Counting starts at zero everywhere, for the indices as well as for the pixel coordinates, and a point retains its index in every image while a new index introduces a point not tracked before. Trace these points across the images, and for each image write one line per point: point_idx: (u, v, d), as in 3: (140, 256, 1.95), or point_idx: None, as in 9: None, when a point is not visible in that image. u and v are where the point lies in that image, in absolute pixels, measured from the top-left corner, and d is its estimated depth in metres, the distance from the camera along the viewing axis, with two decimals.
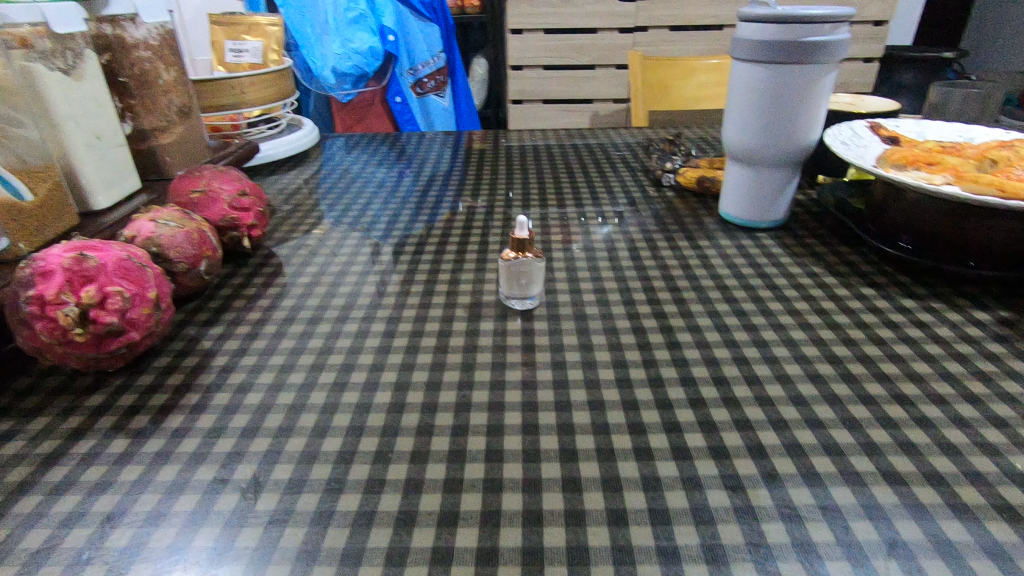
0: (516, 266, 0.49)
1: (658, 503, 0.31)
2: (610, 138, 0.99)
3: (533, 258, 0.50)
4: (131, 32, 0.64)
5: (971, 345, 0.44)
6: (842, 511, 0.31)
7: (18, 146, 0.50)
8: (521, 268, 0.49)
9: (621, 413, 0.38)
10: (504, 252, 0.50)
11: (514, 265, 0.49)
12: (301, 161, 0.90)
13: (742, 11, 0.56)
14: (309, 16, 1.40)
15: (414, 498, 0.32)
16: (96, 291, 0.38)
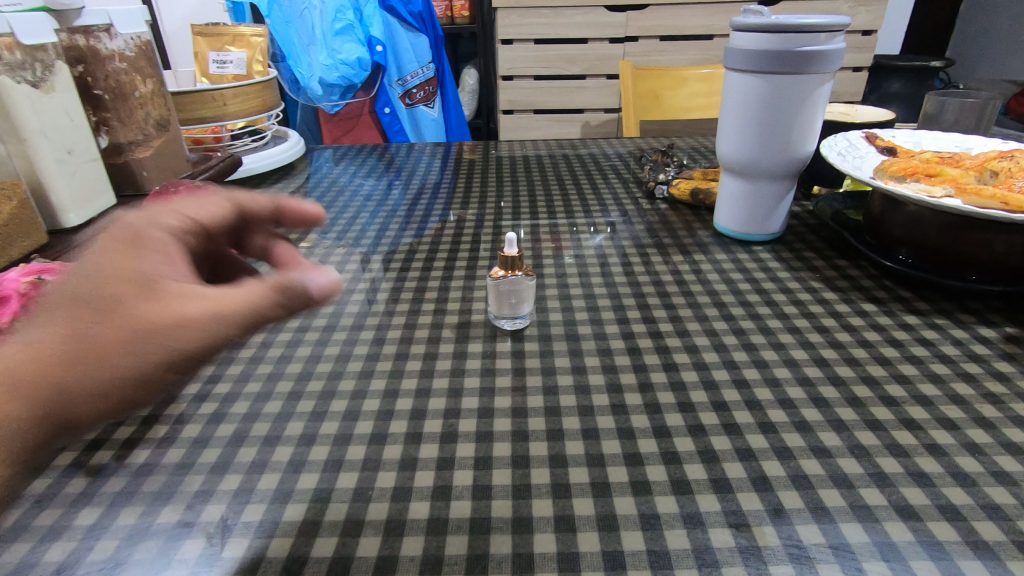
0: (508, 284, 0.47)
1: (657, 545, 0.29)
2: (601, 148, 0.97)
3: (524, 276, 0.48)
4: (105, 43, 0.62)
5: (978, 365, 0.42)
6: (855, 551, 0.29)
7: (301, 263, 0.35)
8: (513, 286, 0.47)
9: (617, 443, 0.36)
10: (493, 271, 0.48)
11: (506, 284, 0.47)
12: (286, 174, 0.88)
13: (735, 21, 0.55)
14: (295, 24, 1.38)
15: (395, 541, 0.30)
16: None
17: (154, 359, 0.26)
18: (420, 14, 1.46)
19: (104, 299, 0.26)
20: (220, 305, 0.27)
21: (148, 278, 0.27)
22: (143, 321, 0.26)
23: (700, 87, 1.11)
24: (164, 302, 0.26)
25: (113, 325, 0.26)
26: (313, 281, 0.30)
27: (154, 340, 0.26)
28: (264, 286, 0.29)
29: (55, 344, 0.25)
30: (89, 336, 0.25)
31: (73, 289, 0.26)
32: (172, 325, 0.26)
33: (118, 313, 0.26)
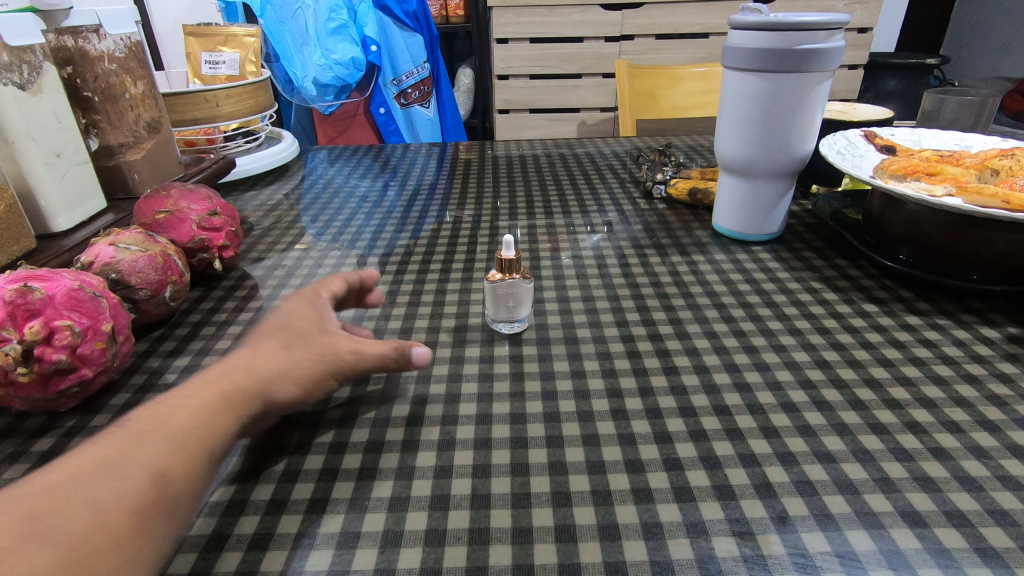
0: (505, 287, 0.46)
1: (660, 554, 0.29)
2: (598, 147, 0.97)
3: (522, 279, 0.47)
4: (94, 43, 0.61)
5: (982, 366, 0.42)
6: (861, 559, 0.28)
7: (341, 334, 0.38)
8: (510, 289, 0.46)
9: (618, 449, 0.35)
10: (491, 273, 0.47)
11: (503, 287, 0.46)
12: (280, 176, 0.87)
13: (733, 19, 0.54)
14: (288, 25, 1.36)
15: (392, 554, 0.29)
16: (42, 326, 0.35)
17: (320, 373, 0.37)
18: (415, 14, 1.45)
19: (302, 334, 0.38)
20: (365, 349, 0.38)
21: (325, 328, 0.39)
22: (323, 349, 0.38)
23: (697, 86, 1.11)
24: (336, 340, 0.39)
25: (309, 350, 0.37)
26: (415, 352, 0.39)
27: (328, 363, 0.37)
28: (386, 345, 0.39)
29: (270, 361, 0.36)
30: (293, 356, 0.37)
31: (276, 330, 0.38)
32: (337, 356, 0.38)
33: (314, 343, 0.38)
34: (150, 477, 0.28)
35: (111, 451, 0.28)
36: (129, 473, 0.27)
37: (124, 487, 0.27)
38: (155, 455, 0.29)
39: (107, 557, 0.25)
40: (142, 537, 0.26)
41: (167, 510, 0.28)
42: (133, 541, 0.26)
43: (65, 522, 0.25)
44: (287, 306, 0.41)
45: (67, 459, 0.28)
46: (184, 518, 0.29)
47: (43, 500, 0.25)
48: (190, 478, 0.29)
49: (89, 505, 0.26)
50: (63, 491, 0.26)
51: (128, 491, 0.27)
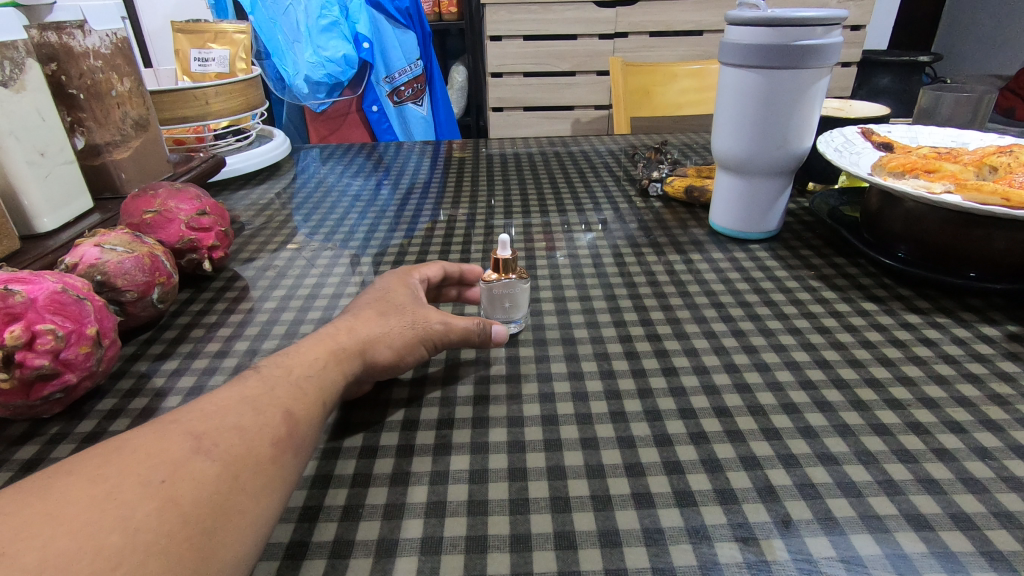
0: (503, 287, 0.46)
1: (662, 561, 0.28)
2: (593, 145, 0.96)
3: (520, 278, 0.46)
4: (79, 39, 0.59)
5: (983, 365, 0.41)
6: (867, 564, 0.28)
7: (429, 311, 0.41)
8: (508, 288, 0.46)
9: (617, 452, 0.34)
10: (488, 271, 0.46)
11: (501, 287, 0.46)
12: (271, 174, 0.86)
13: (730, 15, 0.54)
14: (279, 22, 1.35)
15: (387, 563, 0.28)
16: (23, 331, 0.34)
17: (415, 341, 0.40)
18: (408, 10, 1.44)
19: (397, 306, 0.41)
20: (452, 323, 0.41)
21: (417, 301, 0.42)
22: (416, 319, 0.40)
23: (691, 83, 1.10)
24: (426, 312, 0.41)
25: (403, 317, 0.40)
26: (494, 329, 0.42)
27: (422, 330, 0.40)
28: (469, 320, 0.42)
29: (372, 326, 0.39)
30: (390, 323, 0.40)
31: (377, 300, 0.42)
32: (427, 325, 0.40)
33: (406, 313, 0.41)
34: (281, 414, 0.31)
35: (248, 392, 0.32)
36: (262, 410, 0.31)
37: (259, 419, 0.30)
38: (282, 398, 0.32)
39: (256, 475, 0.27)
40: (279, 463, 0.29)
41: (296, 445, 0.30)
42: (273, 464, 0.28)
43: (224, 439, 0.28)
44: (387, 282, 0.44)
45: (212, 396, 0.31)
46: (307, 453, 0.31)
47: (201, 424, 0.28)
48: (311, 418, 0.32)
49: (236, 433, 0.29)
50: (216, 419, 0.29)
51: (263, 423, 0.30)
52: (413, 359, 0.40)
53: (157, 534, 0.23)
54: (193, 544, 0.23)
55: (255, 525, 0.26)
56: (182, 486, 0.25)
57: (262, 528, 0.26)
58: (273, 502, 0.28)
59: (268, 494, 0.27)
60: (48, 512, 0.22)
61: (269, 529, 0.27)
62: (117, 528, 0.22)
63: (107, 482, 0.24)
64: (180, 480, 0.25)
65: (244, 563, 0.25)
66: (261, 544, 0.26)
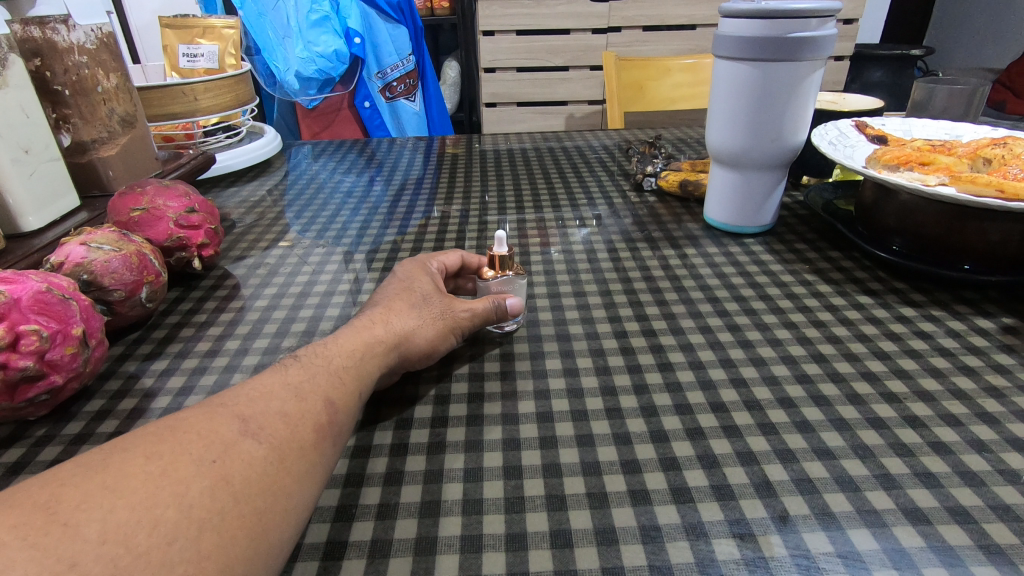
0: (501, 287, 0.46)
1: (659, 559, 0.28)
2: (587, 140, 0.96)
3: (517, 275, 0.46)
4: (63, 34, 0.58)
5: (978, 358, 0.41)
6: (866, 559, 0.27)
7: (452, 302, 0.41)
8: (506, 287, 0.46)
9: (613, 449, 0.34)
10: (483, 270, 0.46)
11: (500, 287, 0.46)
12: (262, 171, 0.85)
13: (724, 7, 0.53)
14: (269, 17, 1.33)
15: (381, 563, 0.28)
16: (7, 331, 0.33)
17: (444, 330, 0.40)
18: (399, 5, 1.43)
19: (424, 296, 0.41)
20: (475, 306, 0.42)
21: (440, 290, 0.43)
22: (444, 310, 0.41)
23: (684, 78, 1.10)
24: (450, 300, 0.42)
25: (432, 308, 0.40)
26: (509, 303, 0.42)
27: (451, 320, 0.40)
28: (486, 300, 0.42)
29: (405, 318, 0.39)
30: (417, 313, 0.40)
31: (403, 290, 0.42)
32: (454, 313, 0.41)
33: (433, 302, 0.41)
34: (323, 402, 0.31)
35: (290, 378, 0.32)
36: (305, 396, 0.31)
37: (302, 406, 0.30)
38: (322, 386, 0.32)
39: (298, 460, 0.28)
40: (321, 449, 0.29)
41: (335, 434, 0.31)
42: (315, 451, 0.29)
43: (269, 424, 0.29)
44: (409, 271, 0.44)
45: (256, 380, 0.32)
46: (345, 441, 0.32)
47: (247, 408, 0.29)
48: (349, 407, 0.33)
49: (281, 419, 0.29)
50: (261, 403, 0.30)
51: (306, 410, 0.30)
52: (443, 348, 0.40)
53: (209, 512, 0.24)
54: (242, 525, 0.24)
55: (296, 510, 0.27)
56: (231, 466, 0.26)
57: (303, 513, 0.27)
58: (314, 488, 0.28)
59: (310, 480, 0.28)
60: (109, 484, 0.23)
61: (309, 513, 0.28)
62: (172, 503, 0.23)
63: (164, 457, 0.25)
64: (229, 459, 0.26)
65: (286, 547, 0.26)
66: (302, 526, 0.27)
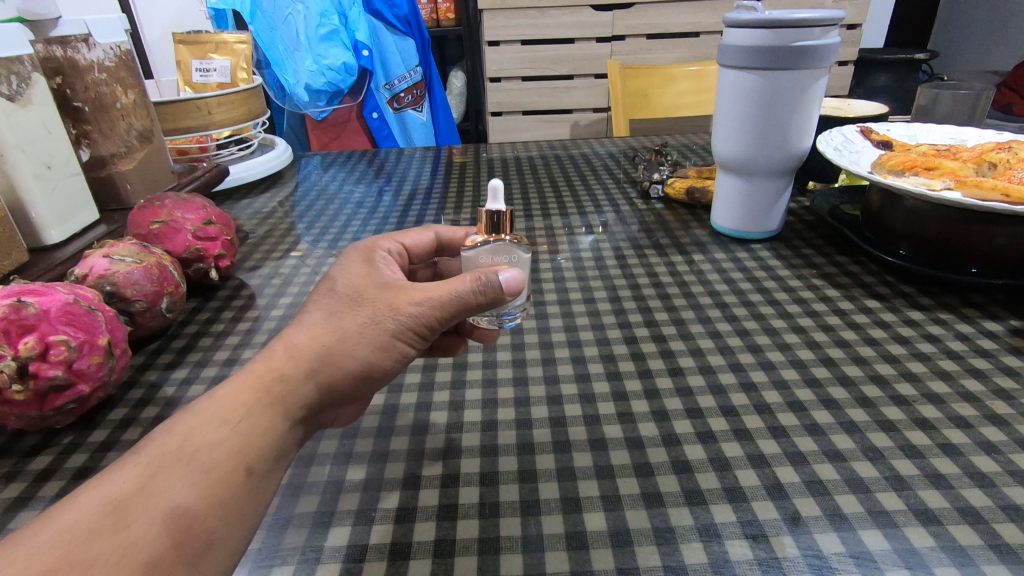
0: (498, 254, 0.39)
1: (674, 560, 0.28)
2: (593, 148, 0.97)
3: (514, 239, 0.40)
4: (83, 53, 0.60)
5: (987, 360, 0.42)
6: (877, 559, 0.28)
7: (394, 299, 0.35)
8: (502, 255, 0.39)
9: (626, 453, 0.35)
10: (476, 233, 0.40)
11: (496, 257, 0.39)
12: (274, 183, 0.86)
13: (727, 17, 0.54)
14: (278, 31, 1.36)
15: (401, 566, 0.29)
16: (37, 342, 0.34)
17: (380, 338, 0.34)
18: (406, 17, 1.45)
19: (347, 299, 0.34)
20: (427, 295, 0.35)
21: (378, 283, 0.36)
22: (381, 309, 0.34)
23: (690, 85, 1.10)
24: (391, 293, 0.35)
25: (363, 310, 0.34)
26: (499, 274, 0.36)
27: (386, 326, 0.34)
28: (465, 278, 0.36)
29: (322, 333, 0.33)
30: (341, 325, 0.33)
31: (326, 292, 0.35)
32: (396, 311, 0.34)
33: (364, 305, 0.34)
34: (174, 517, 0.25)
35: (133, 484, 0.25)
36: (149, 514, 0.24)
37: (142, 532, 0.24)
38: (180, 488, 0.25)
39: None
40: None
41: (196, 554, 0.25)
42: None
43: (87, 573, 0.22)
44: (339, 271, 0.37)
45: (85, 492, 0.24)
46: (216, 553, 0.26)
47: (51, 555, 0.22)
48: (218, 511, 0.26)
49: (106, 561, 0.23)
50: (76, 542, 0.23)
51: (148, 536, 0.24)
52: (394, 357, 0.35)
53: None
54: None
55: None
56: None
57: None
58: None
59: None
60: None
61: None
62: None
63: None
64: None
65: None
66: None
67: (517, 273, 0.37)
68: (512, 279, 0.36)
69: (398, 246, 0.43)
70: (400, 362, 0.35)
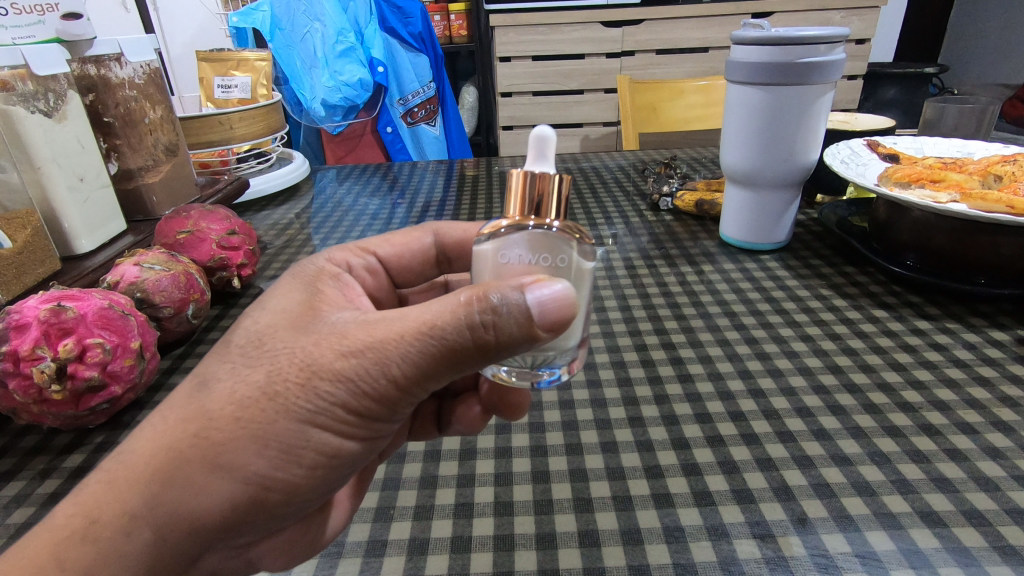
0: (541, 251, 0.27)
1: (683, 557, 0.29)
2: (603, 161, 0.98)
3: (568, 229, 0.27)
4: (116, 71, 0.63)
5: (993, 368, 0.42)
6: (882, 558, 0.29)
7: (317, 358, 0.26)
8: (543, 255, 0.27)
9: (636, 455, 0.36)
10: (504, 215, 0.28)
11: (534, 256, 0.27)
12: (291, 195, 0.89)
13: (735, 35, 0.56)
14: (297, 48, 1.39)
15: (420, 561, 0.30)
16: (75, 344, 0.36)
17: (272, 430, 0.25)
18: (420, 34, 1.50)
19: (246, 351, 0.26)
20: (381, 337, 0.26)
21: (296, 328, 0.27)
22: (288, 372, 0.26)
23: (698, 98, 1.12)
24: (311, 343, 0.26)
25: (254, 374, 0.26)
26: (531, 292, 0.25)
27: (286, 405, 0.25)
28: (443, 310, 0.26)
29: (169, 434, 0.25)
30: (204, 406, 0.25)
31: (218, 348, 0.27)
32: (316, 372, 0.25)
33: (263, 359, 0.26)
34: None
35: None
36: None
37: None
38: None
39: None
40: None
41: None
42: None
43: None
44: (255, 307, 0.29)
45: None
46: None
47: None
48: None
49: None
50: None
51: None
52: (308, 453, 0.26)
53: None
54: None
55: None
56: None
57: None
58: None
59: None
60: None
61: None
62: None
63: None
64: None
65: None
66: None
67: (566, 287, 0.26)
68: (557, 296, 0.26)
69: (369, 261, 0.37)
70: (325, 457, 0.27)
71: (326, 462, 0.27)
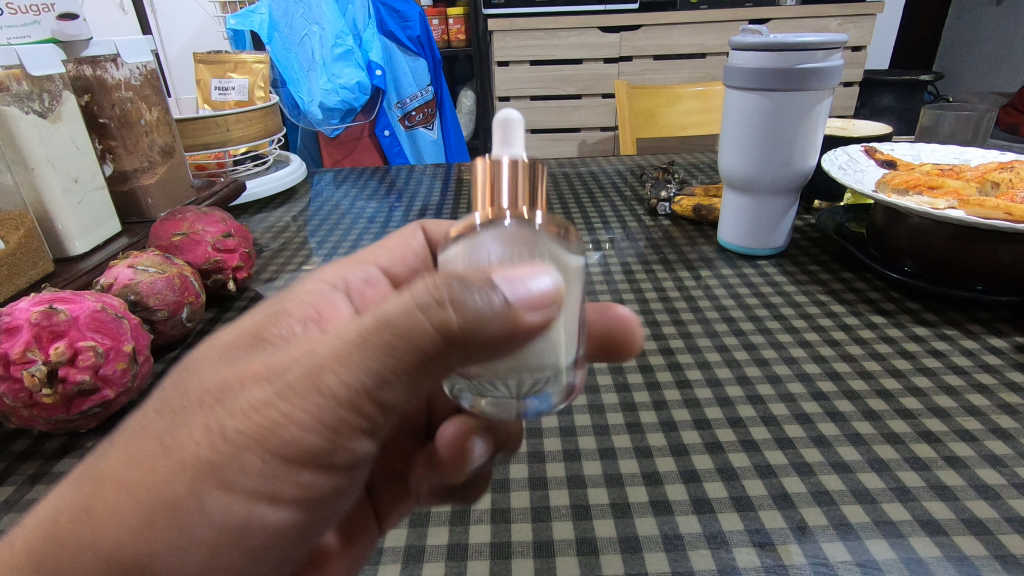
0: (517, 246, 0.24)
1: (682, 565, 0.29)
2: (601, 166, 0.98)
3: (550, 223, 0.26)
4: (112, 72, 0.63)
5: (992, 375, 0.42)
6: (882, 567, 0.28)
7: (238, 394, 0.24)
8: (522, 244, 0.25)
9: (635, 462, 0.35)
10: (476, 210, 0.27)
11: (510, 249, 0.24)
12: (288, 199, 0.88)
13: (734, 41, 0.56)
14: (295, 51, 1.40)
15: (416, 567, 0.29)
16: (67, 347, 0.36)
17: (159, 496, 0.23)
18: (419, 39, 1.49)
19: (165, 397, 0.26)
20: (311, 348, 0.23)
21: (222, 359, 0.26)
22: (195, 414, 0.24)
23: (696, 105, 1.12)
24: (234, 376, 0.25)
25: (160, 422, 0.24)
26: (503, 276, 0.22)
27: (181, 457, 0.23)
28: (387, 307, 0.22)
29: (65, 501, 0.24)
30: (100, 468, 0.24)
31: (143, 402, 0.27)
32: (229, 406, 0.23)
33: (174, 405, 0.25)
34: None
35: None
36: None
37: None
38: None
39: None
40: None
41: None
42: None
43: None
44: (201, 342, 0.28)
45: None
46: None
47: None
48: None
49: None
50: None
51: None
52: (202, 525, 0.23)
53: None
54: None
55: None
56: None
57: None
58: None
59: None
60: None
61: None
62: None
63: None
64: None
65: None
66: None
67: (553, 281, 0.23)
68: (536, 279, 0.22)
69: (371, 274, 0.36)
70: (228, 530, 0.24)
71: (229, 541, 0.24)
